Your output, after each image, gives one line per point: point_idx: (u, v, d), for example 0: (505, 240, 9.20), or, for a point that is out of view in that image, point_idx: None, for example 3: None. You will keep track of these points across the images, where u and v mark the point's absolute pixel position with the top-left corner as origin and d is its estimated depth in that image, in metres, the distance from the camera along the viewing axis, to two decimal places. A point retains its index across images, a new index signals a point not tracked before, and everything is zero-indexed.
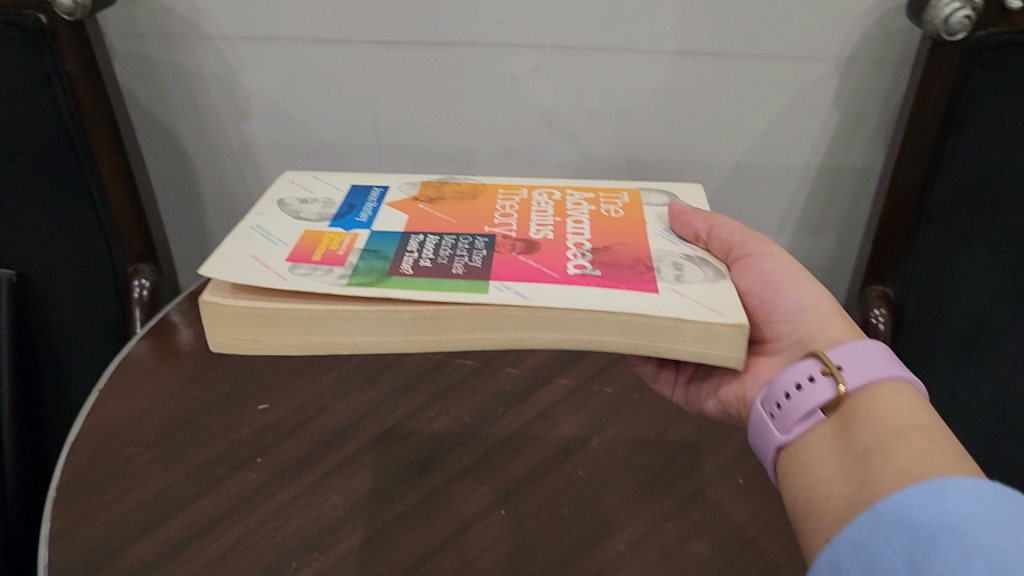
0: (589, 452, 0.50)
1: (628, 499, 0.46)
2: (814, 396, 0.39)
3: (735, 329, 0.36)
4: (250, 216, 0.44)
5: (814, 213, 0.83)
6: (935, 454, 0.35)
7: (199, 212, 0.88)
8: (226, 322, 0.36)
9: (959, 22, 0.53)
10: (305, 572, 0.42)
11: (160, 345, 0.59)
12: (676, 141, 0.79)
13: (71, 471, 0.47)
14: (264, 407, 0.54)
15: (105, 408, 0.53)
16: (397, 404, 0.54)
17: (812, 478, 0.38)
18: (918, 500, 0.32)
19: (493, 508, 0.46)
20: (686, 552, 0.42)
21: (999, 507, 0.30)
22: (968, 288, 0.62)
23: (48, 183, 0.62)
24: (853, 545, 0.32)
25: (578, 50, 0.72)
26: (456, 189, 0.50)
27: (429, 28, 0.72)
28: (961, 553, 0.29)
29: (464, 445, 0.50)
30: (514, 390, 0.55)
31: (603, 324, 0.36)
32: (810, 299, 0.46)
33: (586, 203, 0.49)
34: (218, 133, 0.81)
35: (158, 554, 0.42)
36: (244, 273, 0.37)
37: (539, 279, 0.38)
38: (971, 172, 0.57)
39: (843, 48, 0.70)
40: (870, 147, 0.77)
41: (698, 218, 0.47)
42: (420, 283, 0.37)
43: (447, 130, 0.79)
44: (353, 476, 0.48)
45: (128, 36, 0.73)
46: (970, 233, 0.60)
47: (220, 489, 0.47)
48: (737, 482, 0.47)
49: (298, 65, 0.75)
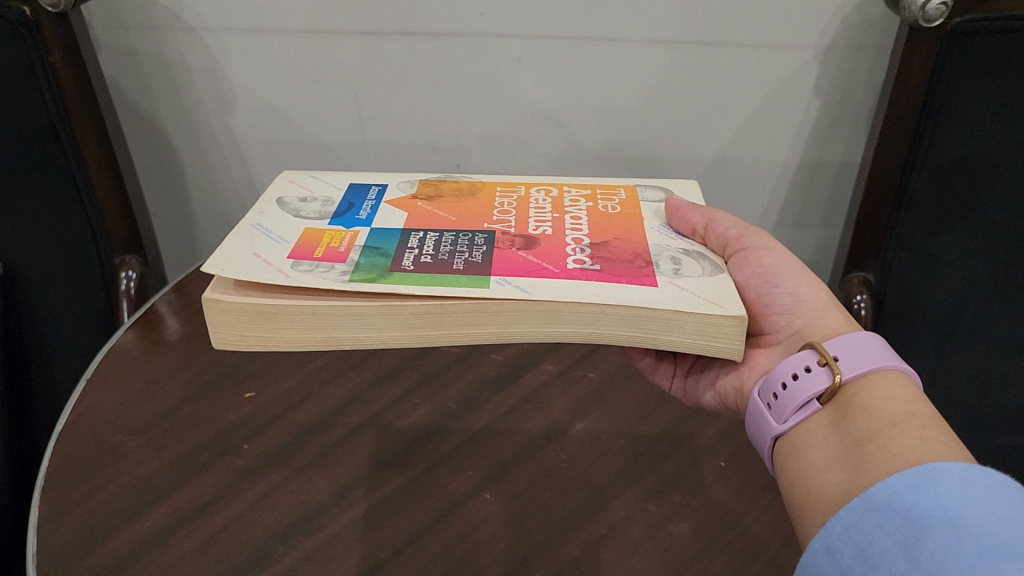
0: (572, 436, 0.50)
1: (613, 481, 0.47)
2: (810, 385, 0.40)
3: (735, 322, 0.36)
4: (249, 215, 0.44)
5: (797, 205, 0.84)
6: (928, 441, 0.35)
7: (185, 203, 0.88)
8: (229, 321, 0.36)
9: (936, 9, 0.53)
10: (293, 555, 0.42)
11: (147, 334, 0.59)
12: (660, 132, 0.79)
13: (59, 459, 0.47)
14: (251, 394, 0.54)
15: (93, 397, 0.53)
16: (383, 390, 0.55)
17: (808, 466, 0.38)
18: (910, 484, 0.32)
19: (478, 491, 0.46)
20: (669, 533, 0.43)
21: (989, 491, 0.31)
22: (949, 273, 0.63)
23: (32, 173, 0.62)
24: (846, 528, 0.33)
25: (561, 41, 0.72)
26: (454, 186, 0.50)
27: (415, 19, 0.71)
28: (953, 535, 0.30)
29: (448, 432, 0.51)
30: (498, 375, 0.56)
31: (602, 316, 0.37)
32: (805, 291, 0.46)
33: (583, 199, 0.50)
34: (203, 123, 0.80)
35: (145, 539, 0.42)
36: (247, 270, 0.37)
37: (540, 274, 0.38)
38: (949, 159, 0.58)
39: (823, 37, 0.71)
40: (851, 138, 0.78)
41: (695, 213, 0.47)
42: (421, 279, 0.37)
43: (433, 121, 0.79)
44: (341, 462, 0.48)
45: (112, 28, 0.73)
46: (952, 217, 0.61)
47: (207, 475, 0.47)
48: (720, 463, 0.48)
49: (282, 57, 0.74)
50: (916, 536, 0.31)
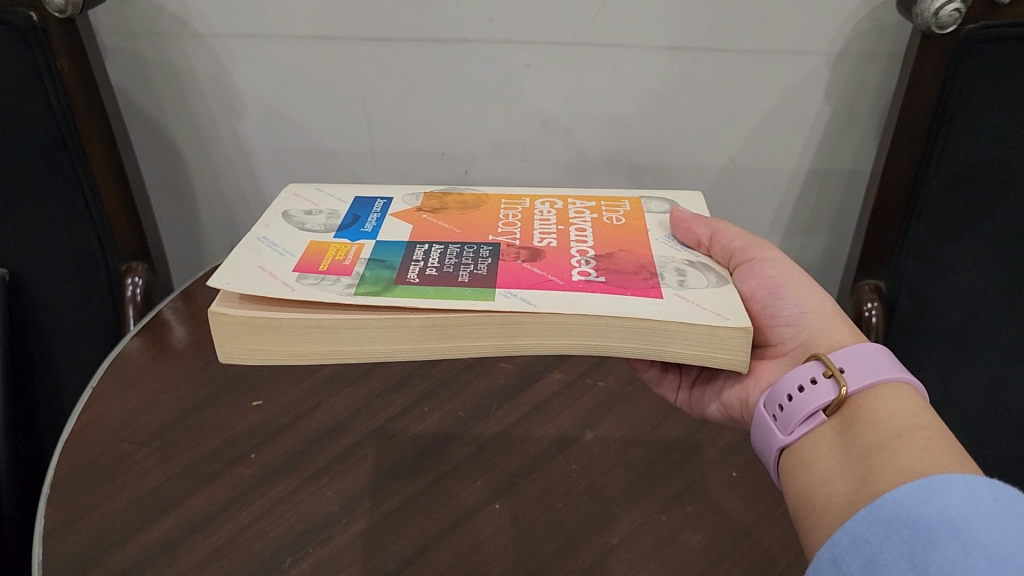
0: (583, 444, 0.51)
1: (624, 491, 0.47)
2: (816, 397, 0.40)
3: (740, 333, 0.37)
4: (255, 227, 0.44)
5: (807, 210, 0.84)
6: (935, 453, 0.35)
7: (192, 210, 0.88)
8: (234, 334, 0.36)
9: (949, 16, 0.53)
10: (301, 566, 0.42)
11: (154, 343, 0.59)
12: (667, 139, 0.79)
13: (66, 469, 0.47)
14: (258, 403, 0.54)
15: (101, 406, 0.53)
16: (392, 400, 0.55)
17: (814, 477, 0.38)
18: (916, 495, 0.32)
19: (489, 501, 0.46)
20: (680, 544, 0.43)
21: (996, 503, 0.31)
22: (959, 282, 0.63)
23: (40, 181, 0.62)
24: (853, 540, 0.33)
25: (568, 46, 0.72)
26: (459, 200, 0.50)
27: (422, 26, 0.72)
28: (960, 546, 0.30)
29: (458, 440, 0.51)
30: (508, 384, 0.56)
31: (607, 329, 0.37)
32: (812, 303, 0.46)
33: (588, 212, 0.50)
34: (210, 130, 0.80)
35: (153, 549, 0.43)
36: (252, 284, 0.37)
37: (545, 287, 0.39)
38: (962, 166, 0.58)
39: (834, 44, 0.71)
40: (860, 145, 0.78)
41: (699, 225, 0.47)
42: (426, 291, 0.37)
43: (441, 128, 0.79)
44: (353, 470, 0.49)
45: (119, 35, 0.73)
46: (962, 225, 0.60)
47: (215, 485, 0.47)
48: (731, 475, 0.48)
49: (292, 66, 0.75)
50: (923, 547, 0.30)
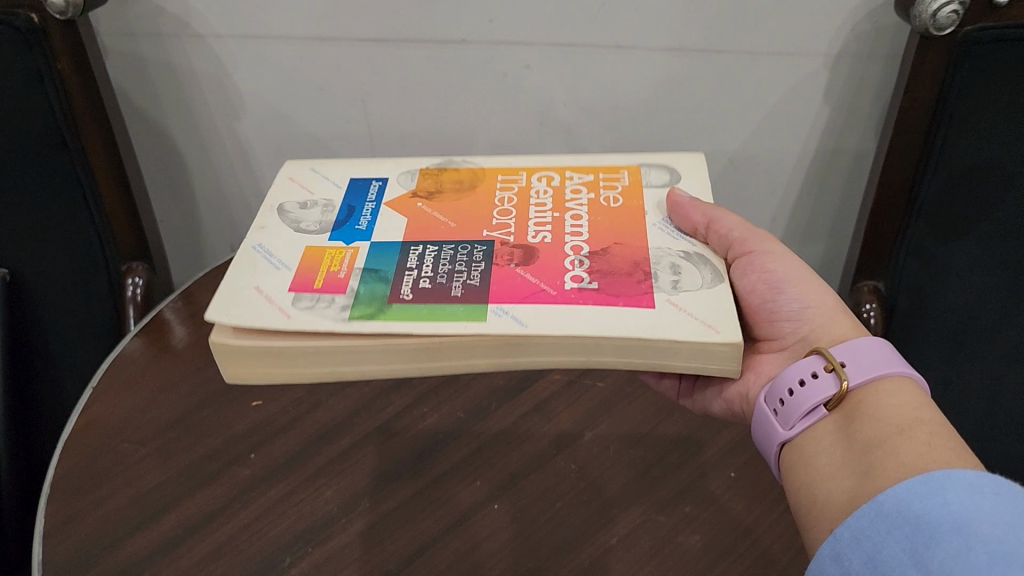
0: (582, 445, 0.50)
1: (623, 490, 0.47)
2: (819, 390, 0.40)
3: (729, 347, 0.37)
4: (250, 232, 0.44)
5: (808, 209, 0.84)
6: (935, 448, 0.35)
7: (193, 209, 0.88)
8: (235, 360, 0.37)
9: (947, 17, 0.53)
10: (300, 566, 0.43)
11: (154, 344, 0.58)
12: (667, 139, 0.79)
13: (66, 470, 0.48)
14: (258, 403, 0.53)
15: (100, 405, 0.53)
16: (391, 400, 0.54)
17: (815, 472, 0.38)
18: (919, 490, 0.32)
19: (488, 500, 0.46)
20: (677, 545, 0.43)
21: (999, 499, 0.31)
22: (960, 282, 0.63)
23: (40, 181, 0.62)
24: (855, 536, 0.33)
25: (568, 46, 0.72)
26: (454, 177, 0.50)
27: (421, 26, 0.71)
28: (962, 542, 0.30)
29: (457, 439, 0.51)
30: (507, 385, 0.55)
31: (598, 349, 0.37)
32: (813, 298, 0.46)
33: (585, 188, 0.49)
34: (210, 129, 0.80)
35: (152, 550, 0.43)
36: (246, 311, 0.38)
37: (537, 299, 0.39)
38: (961, 166, 0.58)
39: (834, 45, 0.71)
40: (861, 144, 0.77)
41: (697, 211, 0.46)
42: (419, 313, 0.38)
43: (442, 125, 0.79)
44: (352, 468, 0.49)
45: (119, 35, 0.73)
46: (962, 225, 0.60)
47: (214, 485, 0.47)
48: (730, 475, 0.47)
49: (291, 66, 0.75)
50: (925, 543, 0.30)
